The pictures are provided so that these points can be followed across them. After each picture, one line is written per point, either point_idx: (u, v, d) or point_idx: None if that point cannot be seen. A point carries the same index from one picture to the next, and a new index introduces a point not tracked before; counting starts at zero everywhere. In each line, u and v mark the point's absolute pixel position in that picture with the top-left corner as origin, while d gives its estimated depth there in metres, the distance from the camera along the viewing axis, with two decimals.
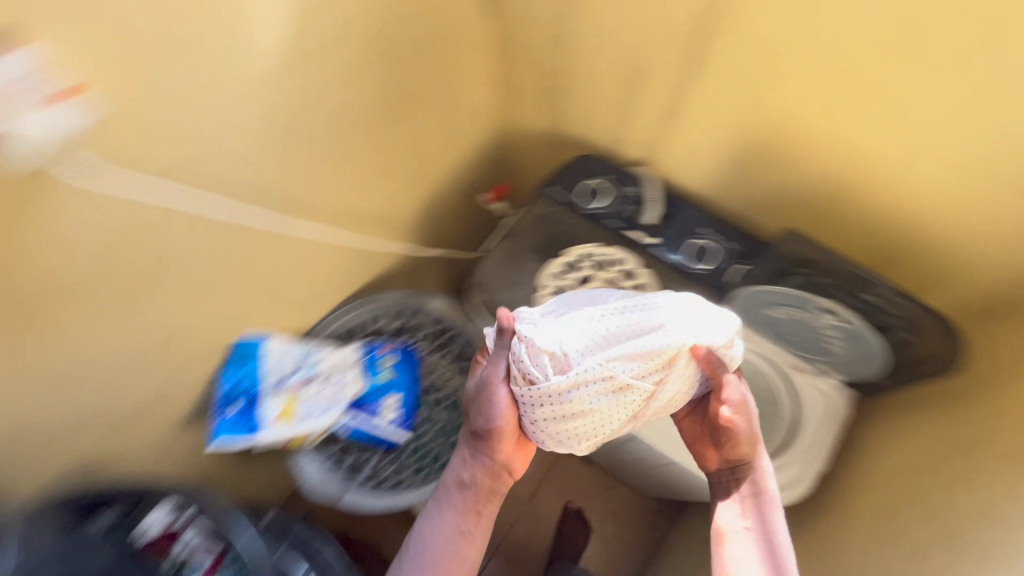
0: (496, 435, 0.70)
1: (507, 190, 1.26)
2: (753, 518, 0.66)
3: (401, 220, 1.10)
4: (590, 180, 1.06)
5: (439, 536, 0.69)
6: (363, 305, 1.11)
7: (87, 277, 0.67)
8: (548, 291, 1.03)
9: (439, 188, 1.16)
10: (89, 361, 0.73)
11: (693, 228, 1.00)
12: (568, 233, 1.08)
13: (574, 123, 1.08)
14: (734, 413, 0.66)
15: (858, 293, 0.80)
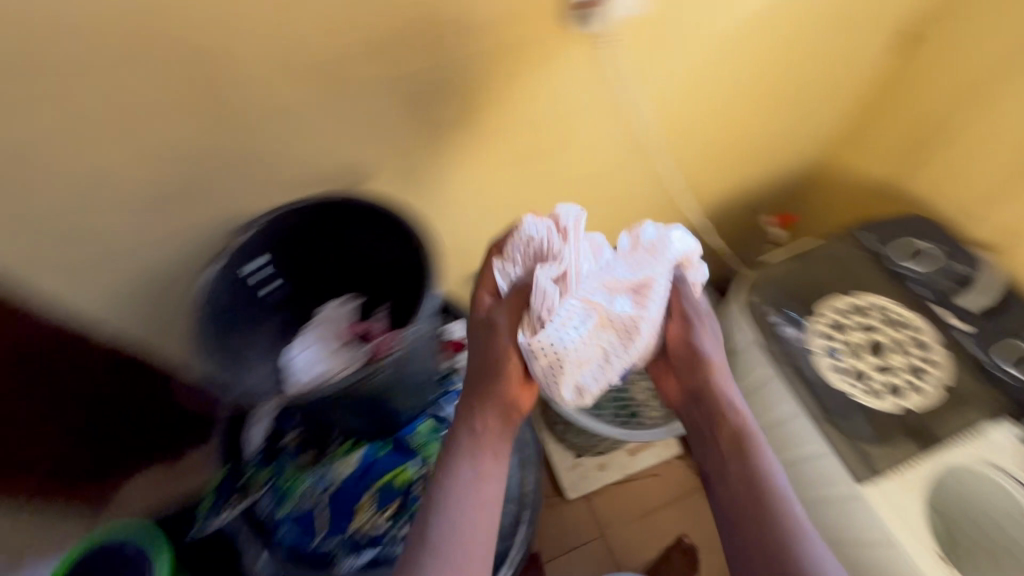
0: (500, 356, 0.65)
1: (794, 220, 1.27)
2: (764, 491, 0.64)
3: (705, 201, 1.18)
4: (915, 240, 1.02)
5: (467, 483, 0.63)
6: None
7: (528, 128, 0.83)
8: (822, 323, 1.01)
9: (748, 188, 1.21)
10: (479, 192, 0.91)
11: (1020, 335, 0.92)
12: (863, 280, 1.05)
13: (929, 183, 1.05)
14: (700, 335, 0.69)
15: None
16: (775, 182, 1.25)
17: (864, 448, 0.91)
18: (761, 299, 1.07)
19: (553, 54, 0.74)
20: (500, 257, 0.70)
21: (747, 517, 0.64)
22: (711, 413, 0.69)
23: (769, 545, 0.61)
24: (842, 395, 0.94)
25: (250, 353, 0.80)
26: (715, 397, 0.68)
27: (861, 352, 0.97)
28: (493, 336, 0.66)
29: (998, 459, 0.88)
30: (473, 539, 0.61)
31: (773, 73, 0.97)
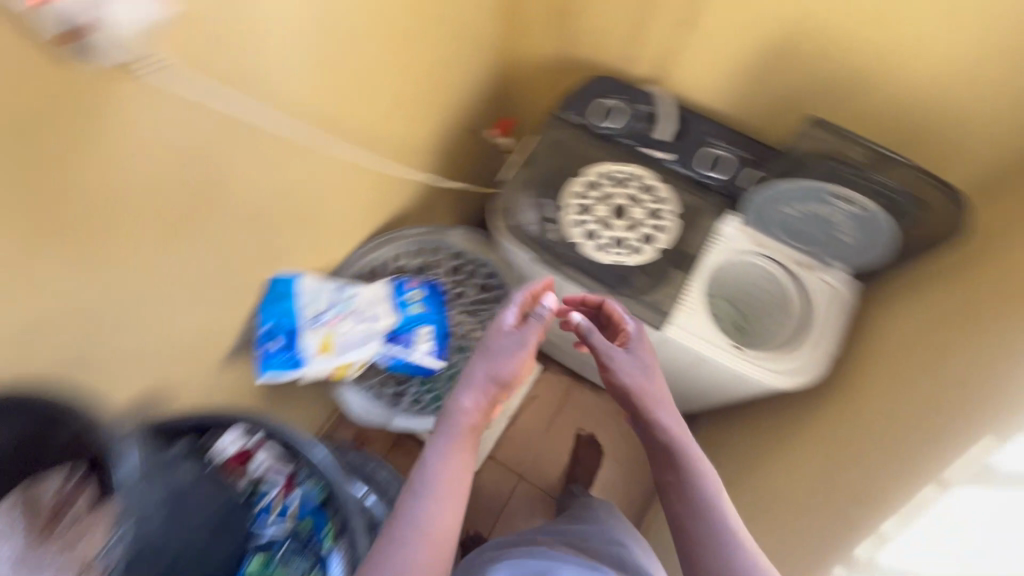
0: (529, 348, 0.69)
1: (508, 122, 1.32)
2: (688, 492, 0.66)
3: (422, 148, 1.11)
4: (602, 99, 1.09)
5: (453, 462, 0.63)
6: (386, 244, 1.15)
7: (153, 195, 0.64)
8: (571, 214, 1.03)
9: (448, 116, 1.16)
10: (149, 289, 0.71)
11: (703, 139, 1.04)
12: (583, 152, 1.09)
13: (585, 42, 1.10)
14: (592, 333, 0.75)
15: (873, 176, 0.85)
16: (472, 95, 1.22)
17: (651, 299, 0.99)
18: (514, 218, 1.05)
19: (101, 104, 0.54)
20: (501, 325, 0.73)
21: (673, 483, 0.68)
22: (666, 444, 0.68)
23: (710, 530, 0.64)
24: (613, 264, 1.00)
25: None
26: (652, 415, 0.69)
27: (610, 220, 1.02)
28: (529, 355, 0.70)
29: (734, 245, 1.04)
30: (448, 486, 0.62)
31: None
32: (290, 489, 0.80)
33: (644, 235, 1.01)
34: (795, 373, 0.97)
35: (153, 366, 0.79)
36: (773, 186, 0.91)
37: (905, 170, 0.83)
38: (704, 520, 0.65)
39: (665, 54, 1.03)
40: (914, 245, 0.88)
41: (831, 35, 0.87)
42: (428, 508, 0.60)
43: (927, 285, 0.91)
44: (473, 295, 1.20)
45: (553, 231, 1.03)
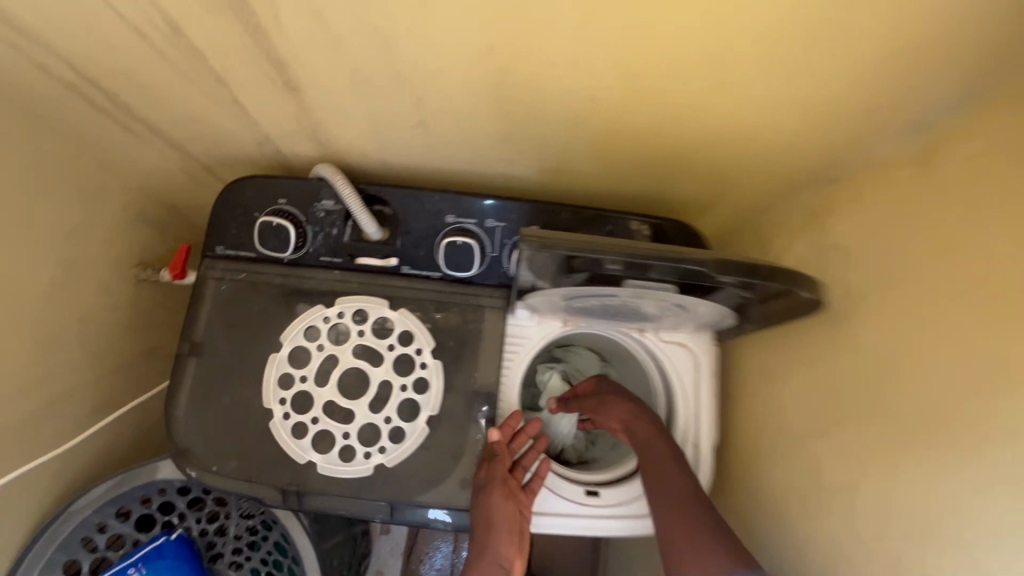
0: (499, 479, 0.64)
1: (184, 249, 0.85)
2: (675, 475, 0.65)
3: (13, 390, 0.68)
4: (263, 214, 0.67)
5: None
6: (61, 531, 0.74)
7: None
8: (283, 418, 0.65)
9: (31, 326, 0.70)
10: None
11: (434, 222, 0.67)
12: (274, 301, 0.69)
13: (182, 134, 0.65)
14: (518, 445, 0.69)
15: (656, 280, 0.50)
16: (71, 260, 0.75)
17: (450, 492, 0.64)
18: (201, 462, 0.64)
19: None
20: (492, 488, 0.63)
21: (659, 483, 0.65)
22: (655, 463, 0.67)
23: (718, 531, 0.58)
24: (373, 472, 0.64)
25: None
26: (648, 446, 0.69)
27: (346, 403, 0.65)
28: (499, 518, 0.62)
29: (541, 340, 0.73)
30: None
31: None
32: None
33: (407, 402, 0.66)
34: None
35: None
36: (543, 291, 0.58)
37: (707, 267, 0.46)
38: (682, 496, 0.63)
39: (303, 127, 0.60)
40: (767, 310, 0.56)
41: (517, 66, 0.46)
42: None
43: (810, 342, 0.62)
44: (238, 525, 0.83)
45: (271, 459, 0.64)
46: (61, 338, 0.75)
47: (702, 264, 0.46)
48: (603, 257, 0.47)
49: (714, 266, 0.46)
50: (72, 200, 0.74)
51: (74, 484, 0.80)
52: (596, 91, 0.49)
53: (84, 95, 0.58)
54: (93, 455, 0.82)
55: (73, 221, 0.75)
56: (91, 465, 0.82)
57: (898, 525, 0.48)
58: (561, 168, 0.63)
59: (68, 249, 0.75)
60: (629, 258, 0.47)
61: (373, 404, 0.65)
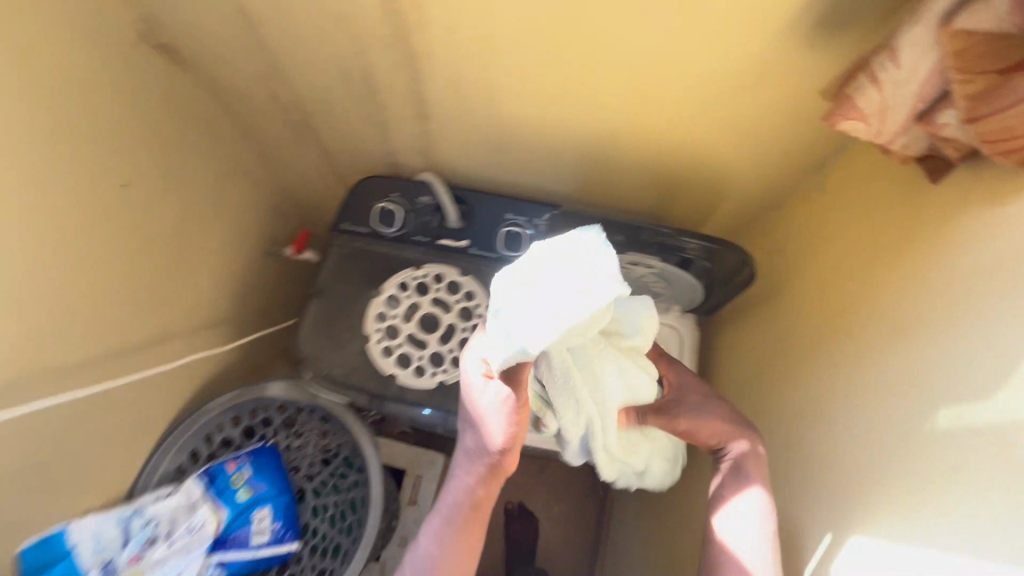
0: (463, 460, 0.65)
1: (306, 232, 1.14)
2: (739, 488, 0.65)
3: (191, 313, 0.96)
4: (380, 203, 0.97)
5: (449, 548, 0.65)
6: (195, 424, 0.99)
7: None
8: (378, 342, 0.91)
9: (208, 266, 0.99)
10: None
11: (497, 217, 0.94)
12: (379, 263, 0.96)
13: (335, 144, 0.96)
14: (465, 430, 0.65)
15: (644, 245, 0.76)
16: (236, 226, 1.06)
17: None
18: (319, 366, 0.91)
19: None
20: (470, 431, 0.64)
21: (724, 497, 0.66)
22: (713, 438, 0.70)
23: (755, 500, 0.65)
24: (438, 385, 0.89)
25: None
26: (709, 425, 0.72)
27: (423, 335, 0.91)
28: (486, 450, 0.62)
29: None
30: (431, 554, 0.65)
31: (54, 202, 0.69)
32: None
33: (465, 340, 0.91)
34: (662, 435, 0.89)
35: None
36: None
37: (673, 230, 0.74)
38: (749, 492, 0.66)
39: (419, 145, 0.90)
40: (725, 290, 0.80)
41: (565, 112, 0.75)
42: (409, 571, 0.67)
43: (761, 323, 0.84)
44: (316, 444, 1.05)
45: (365, 369, 0.90)
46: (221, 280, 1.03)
47: (671, 228, 0.74)
48: (611, 223, 0.76)
49: (678, 229, 0.74)
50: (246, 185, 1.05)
51: (202, 394, 1.05)
52: (614, 132, 0.77)
53: (286, 112, 0.90)
54: (218, 376, 1.08)
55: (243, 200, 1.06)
56: (215, 383, 1.08)
57: (792, 423, 0.69)
58: (590, 186, 0.91)
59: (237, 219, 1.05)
60: (629, 226, 0.76)
61: (441, 340, 0.91)
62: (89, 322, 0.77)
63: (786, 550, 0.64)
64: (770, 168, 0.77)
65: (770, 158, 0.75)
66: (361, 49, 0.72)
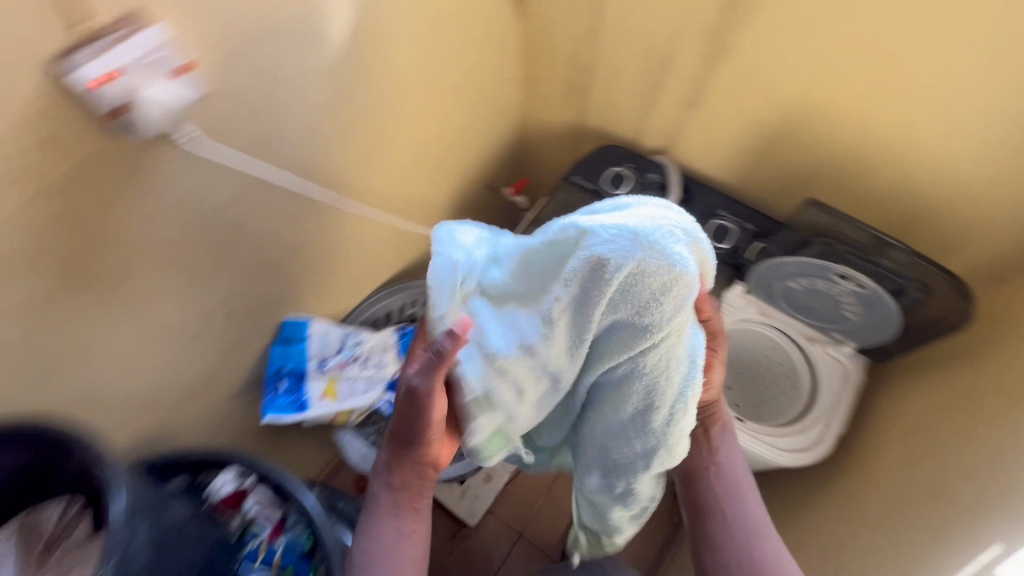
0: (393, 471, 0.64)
1: (527, 180, 1.34)
2: (723, 454, 0.74)
3: (437, 206, 1.17)
4: (612, 169, 1.13)
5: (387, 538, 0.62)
6: (401, 292, 1.17)
7: (160, 252, 0.66)
8: None
9: (460, 177, 1.20)
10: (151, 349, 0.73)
11: (711, 209, 1.06)
12: (596, 216, 1.13)
13: (596, 112, 1.14)
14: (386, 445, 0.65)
15: (866, 260, 0.83)
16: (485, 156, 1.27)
17: None
18: None
19: (117, 180, 0.57)
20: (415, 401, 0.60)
21: (721, 483, 0.72)
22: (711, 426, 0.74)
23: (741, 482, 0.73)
24: None
25: None
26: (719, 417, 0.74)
27: None
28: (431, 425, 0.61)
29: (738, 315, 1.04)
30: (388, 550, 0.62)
31: (421, 78, 0.92)
32: (282, 530, 0.79)
33: None
34: (801, 451, 0.93)
35: (148, 417, 0.79)
36: (778, 262, 0.93)
37: (906, 251, 0.80)
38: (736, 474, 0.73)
39: (672, 130, 1.05)
40: (926, 329, 0.85)
41: (833, 126, 0.86)
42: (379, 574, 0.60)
43: (954, 373, 0.87)
44: None
45: None
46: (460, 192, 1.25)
47: (904, 248, 0.80)
48: (842, 231, 0.84)
49: (911, 252, 0.80)
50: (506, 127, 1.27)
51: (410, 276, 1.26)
52: (868, 157, 0.86)
53: (574, 75, 1.09)
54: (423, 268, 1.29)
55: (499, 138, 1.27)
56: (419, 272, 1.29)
57: (981, 457, 0.72)
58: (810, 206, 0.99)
59: (489, 151, 1.26)
60: (858, 238, 0.83)
61: None
62: (394, 179, 1.00)
63: (938, 559, 0.66)
64: (1010, 233, 0.81)
65: (1016, 221, 0.79)
66: (682, 33, 0.88)
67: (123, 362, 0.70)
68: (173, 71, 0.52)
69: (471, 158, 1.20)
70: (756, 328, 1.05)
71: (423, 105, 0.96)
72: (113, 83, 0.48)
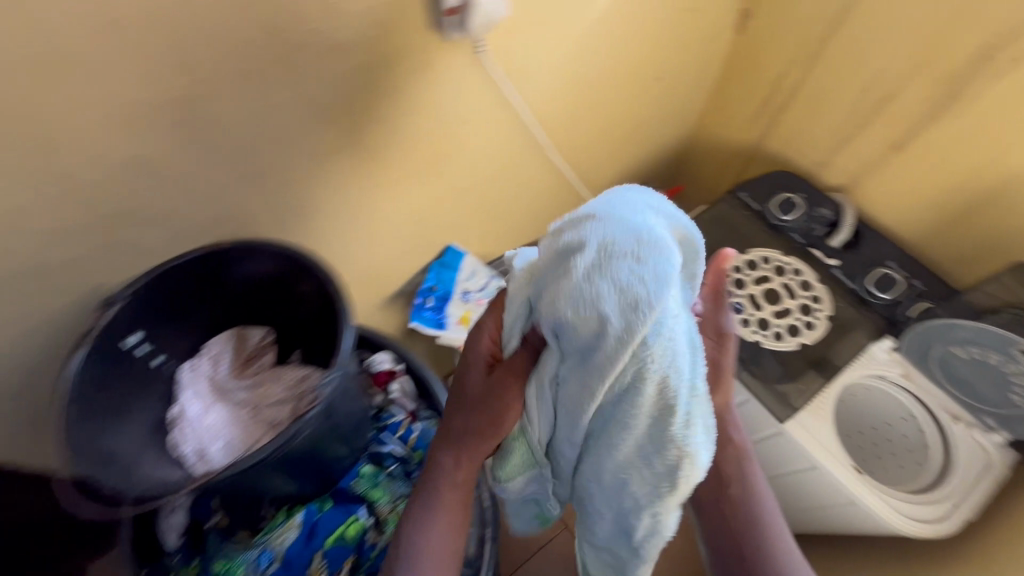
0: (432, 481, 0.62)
1: (680, 190, 1.37)
2: (739, 482, 0.68)
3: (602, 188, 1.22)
4: (783, 195, 1.13)
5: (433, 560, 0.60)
6: None
7: (411, 149, 0.76)
8: (725, 283, 1.09)
9: (629, 170, 1.26)
10: (364, 232, 0.83)
11: (880, 258, 1.04)
12: (754, 236, 1.14)
13: (782, 139, 1.15)
14: (442, 448, 0.63)
15: None
16: (654, 159, 1.32)
17: (784, 386, 1.00)
18: None
19: (416, 74, 0.67)
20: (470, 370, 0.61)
21: (741, 518, 0.67)
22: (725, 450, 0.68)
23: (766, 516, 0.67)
24: (752, 342, 1.03)
25: (136, 436, 0.66)
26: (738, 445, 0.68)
27: (762, 302, 1.06)
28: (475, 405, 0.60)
29: (879, 369, 1.00)
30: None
31: (645, 61, 0.98)
32: (414, 419, 0.86)
33: (792, 326, 1.04)
34: (923, 521, 0.90)
35: None
36: (953, 324, 0.91)
37: None
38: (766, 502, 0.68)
39: (861, 171, 1.04)
40: None
41: None
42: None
43: None
44: None
45: None
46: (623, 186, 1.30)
47: None
48: None
49: None
50: (681, 136, 1.31)
51: None
52: None
53: (772, 98, 1.12)
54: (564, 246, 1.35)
55: (671, 145, 1.31)
56: None
57: None
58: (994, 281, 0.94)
59: (659, 154, 1.31)
60: None
61: (773, 313, 1.06)
62: (589, 156, 1.06)
63: None
64: None
65: None
66: (913, 75, 0.89)
67: (344, 227, 0.80)
68: None
69: (644, 154, 1.25)
70: (892, 389, 1.00)
71: (633, 91, 1.02)
72: None
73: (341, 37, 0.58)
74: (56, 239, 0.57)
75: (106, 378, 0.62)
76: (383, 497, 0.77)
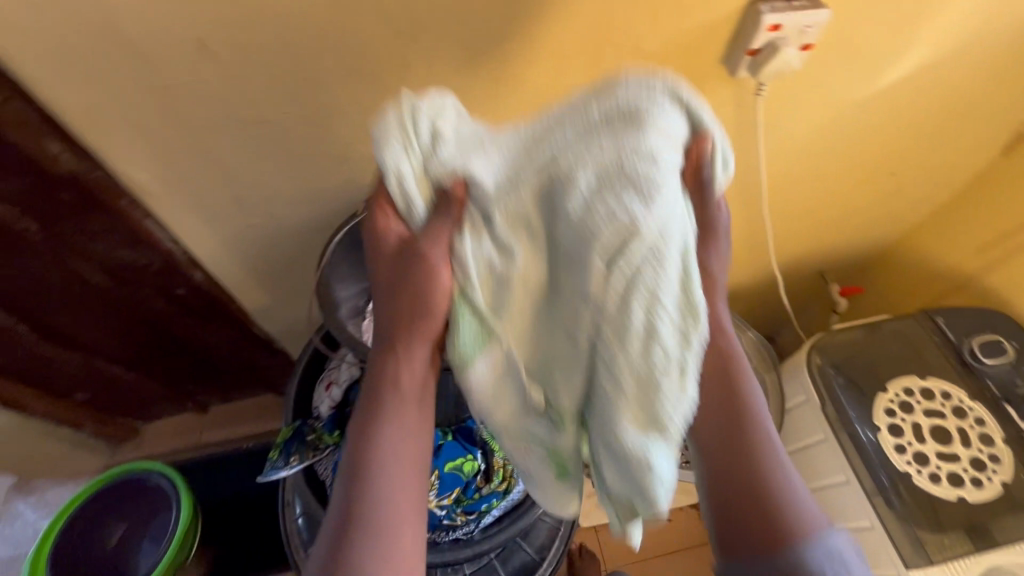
0: (378, 406, 0.57)
1: (858, 290, 1.26)
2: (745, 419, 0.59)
3: (779, 260, 1.17)
4: (993, 335, 1.00)
5: (405, 486, 0.54)
6: None
7: None
8: (889, 400, 1.00)
9: (814, 254, 1.21)
10: None
11: None
12: (938, 367, 1.04)
13: (1006, 280, 1.04)
14: (387, 360, 0.58)
15: None
16: (844, 253, 1.25)
17: (920, 535, 0.90)
18: (830, 363, 1.06)
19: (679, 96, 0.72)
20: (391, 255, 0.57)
21: (730, 454, 0.58)
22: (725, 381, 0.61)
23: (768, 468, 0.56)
24: (898, 472, 0.94)
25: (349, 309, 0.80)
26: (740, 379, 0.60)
27: (925, 436, 0.96)
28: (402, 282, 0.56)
29: None
30: (400, 509, 0.52)
31: (886, 151, 0.93)
32: None
33: (953, 475, 0.93)
34: None
35: None
36: None
37: None
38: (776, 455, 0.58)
39: None
40: None
41: None
42: (397, 543, 0.50)
43: None
44: None
45: (858, 403, 1.01)
46: (799, 268, 1.25)
47: None
48: None
49: None
50: (883, 240, 1.22)
51: None
52: None
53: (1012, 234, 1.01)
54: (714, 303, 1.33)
55: (869, 244, 1.23)
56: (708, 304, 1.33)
57: None
58: None
59: (851, 249, 1.24)
60: None
61: (935, 452, 0.96)
62: (782, 223, 1.05)
63: None
64: None
65: None
66: None
67: None
68: (808, 46, 0.65)
69: (836, 244, 1.19)
70: None
71: (859, 177, 0.98)
72: (774, 30, 0.62)
73: (644, 41, 0.64)
74: (359, 136, 0.68)
75: (352, 258, 0.77)
76: (499, 451, 0.83)
